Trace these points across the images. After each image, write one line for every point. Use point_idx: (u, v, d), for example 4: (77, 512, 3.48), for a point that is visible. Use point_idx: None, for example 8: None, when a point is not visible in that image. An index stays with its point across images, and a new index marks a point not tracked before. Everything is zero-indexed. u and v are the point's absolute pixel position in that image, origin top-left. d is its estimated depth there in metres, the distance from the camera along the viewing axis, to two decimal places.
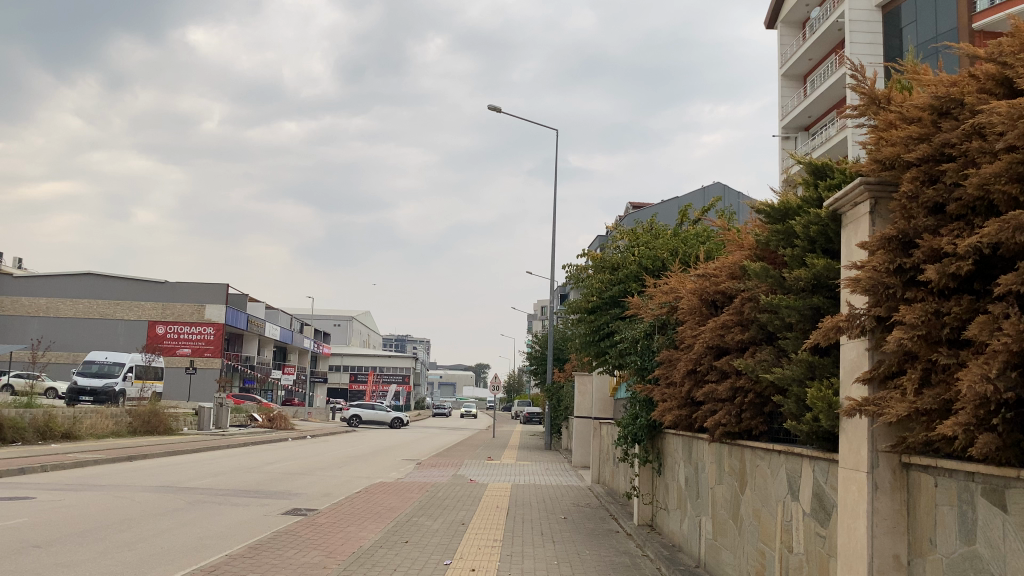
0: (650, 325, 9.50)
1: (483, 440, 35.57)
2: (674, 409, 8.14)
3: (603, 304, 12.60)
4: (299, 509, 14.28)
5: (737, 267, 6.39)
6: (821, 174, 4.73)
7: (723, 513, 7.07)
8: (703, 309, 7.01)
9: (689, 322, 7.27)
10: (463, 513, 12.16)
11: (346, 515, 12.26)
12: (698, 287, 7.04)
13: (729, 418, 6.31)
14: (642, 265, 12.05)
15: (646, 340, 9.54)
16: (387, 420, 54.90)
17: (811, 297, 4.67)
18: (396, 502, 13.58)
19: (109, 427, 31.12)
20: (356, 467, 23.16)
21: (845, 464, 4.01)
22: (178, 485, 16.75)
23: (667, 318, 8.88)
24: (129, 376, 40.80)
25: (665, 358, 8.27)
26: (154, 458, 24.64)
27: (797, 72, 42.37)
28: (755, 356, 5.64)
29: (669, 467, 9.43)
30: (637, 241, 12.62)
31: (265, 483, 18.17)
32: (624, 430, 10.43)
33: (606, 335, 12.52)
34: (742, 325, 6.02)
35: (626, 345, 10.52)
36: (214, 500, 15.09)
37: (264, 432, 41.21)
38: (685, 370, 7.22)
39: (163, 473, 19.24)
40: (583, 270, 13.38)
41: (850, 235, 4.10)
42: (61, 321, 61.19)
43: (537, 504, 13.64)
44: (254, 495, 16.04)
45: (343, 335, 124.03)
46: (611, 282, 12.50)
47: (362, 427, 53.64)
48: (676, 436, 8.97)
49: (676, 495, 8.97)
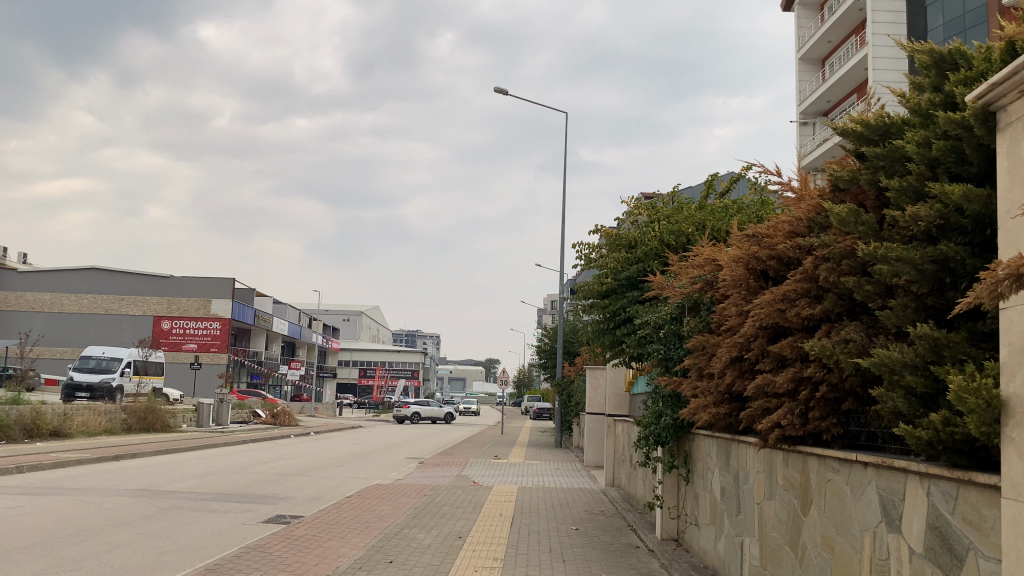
0: (679, 307, 8.05)
1: (492, 438, 34.26)
2: (709, 407, 6.74)
3: (619, 287, 11.09)
4: (282, 516, 12.95)
5: (800, 224, 4.92)
6: (948, 65, 3.32)
7: (774, 538, 5.65)
8: (749, 282, 5.59)
9: (732, 297, 5.82)
10: (461, 523, 10.76)
11: (328, 526, 10.86)
12: (743, 253, 5.59)
13: (790, 419, 4.83)
14: (665, 242, 10.60)
15: (674, 325, 8.10)
16: (442, 415, 53.88)
17: (935, 245, 3.25)
18: (388, 509, 12.27)
19: (102, 424, 30.02)
20: (354, 466, 21.88)
21: (1011, 494, 2.58)
22: (155, 488, 15.47)
23: (699, 297, 7.45)
24: (127, 371, 39.67)
25: (697, 344, 6.85)
26: (144, 457, 23.47)
27: (815, 55, 40.58)
28: (834, 336, 4.18)
29: (699, 474, 8.04)
30: (659, 216, 11.17)
31: (254, 485, 16.86)
32: (645, 430, 9.02)
33: (624, 322, 11.07)
34: (811, 295, 4.57)
35: (648, 333, 9.09)
36: (191, 506, 13.78)
37: (265, 428, 40.03)
38: (726, 358, 5.77)
39: (145, 474, 18.00)
40: (595, 250, 11.87)
41: (1014, 139, 2.67)
42: (65, 317, 60.33)
43: (545, 511, 12.22)
44: (237, 499, 14.73)
45: (352, 329, 122.84)
46: (629, 262, 11.02)
47: (422, 425, 52.52)
48: (709, 437, 7.60)
49: (709, 507, 7.58)
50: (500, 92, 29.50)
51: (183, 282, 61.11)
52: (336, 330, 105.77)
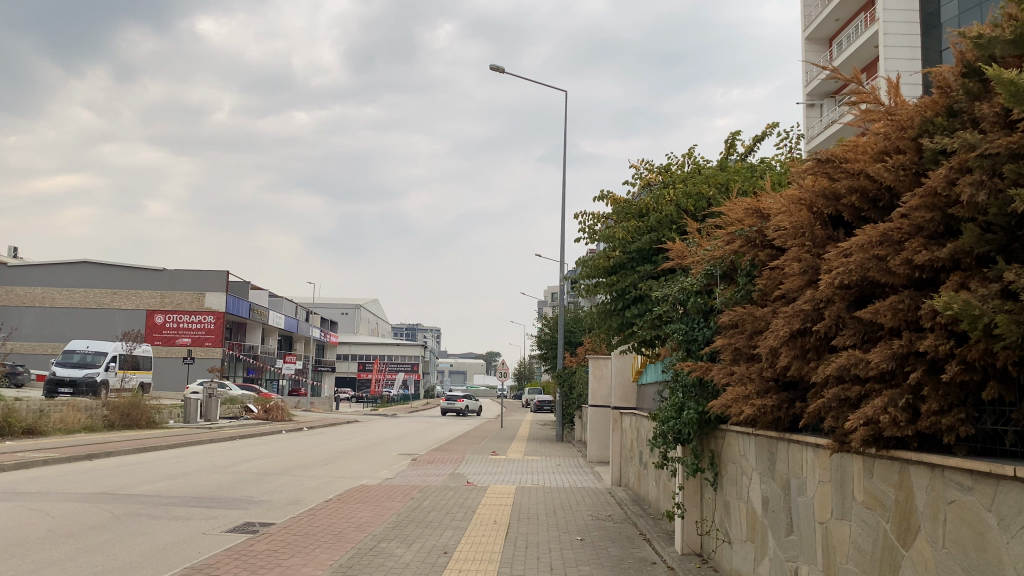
0: (707, 280, 6.65)
1: (490, 432, 32.85)
2: (752, 397, 5.34)
3: (628, 261, 9.60)
4: (251, 524, 11.51)
5: (899, 137, 3.49)
6: None
7: (848, 571, 4.23)
8: (815, 227, 4.18)
9: (789, 252, 4.38)
10: (448, 535, 9.32)
11: (295, 539, 9.41)
12: (812, 190, 4.17)
13: (892, 414, 3.37)
14: (681, 207, 9.17)
15: (700, 299, 6.66)
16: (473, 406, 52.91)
17: None
18: (369, 516, 10.88)
19: (81, 421, 28.60)
20: (343, 464, 20.48)
21: None
22: (117, 492, 14.02)
23: (732, 262, 6.02)
24: (112, 366, 38.29)
25: (736, 318, 5.42)
26: (119, 456, 22.02)
27: (822, 34, 39.01)
28: (983, 286, 2.76)
29: (730, 479, 6.64)
30: (674, 180, 9.68)
31: (228, 487, 15.43)
32: (661, 427, 7.57)
33: (636, 300, 9.62)
34: (930, 232, 3.15)
35: (667, 312, 7.70)
36: (150, 512, 12.31)
37: (257, 423, 38.66)
38: (783, 332, 4.32)
39: (112, 476, 16.56)
40: (598, 221, 10.33)
41: None
42: (55, 311, 58.94)
43: (544, 516, 10.80)
44: (204, 504, 13.26)
45: (351, 323, 121.26)
46: (640, 233, 9.53)
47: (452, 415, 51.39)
48: (746, 436, 6.19)
49: (746, 520, 6.17)
50: (496, 69, 27.97)
51: (177, 275, 59.61)
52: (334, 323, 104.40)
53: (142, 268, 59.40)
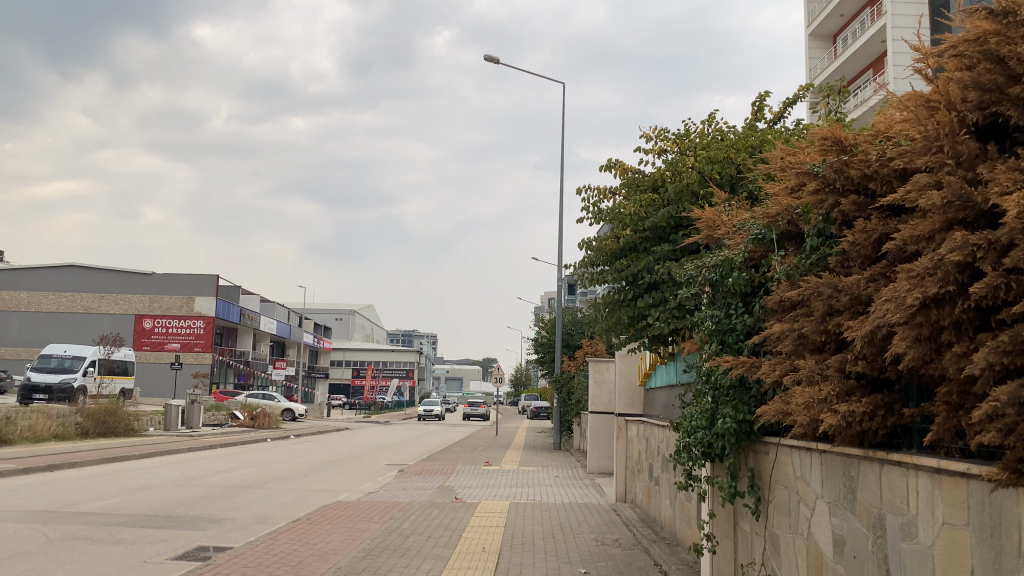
0: (751, 251, 5.19)
1: (485, 440, 31.35)
2: (829, 400, 3.86)
3: (642, 242, 8.12)
4: (204, 549, 10.00)
5: None
6: None
7: None
8: (962, 137, 2.73)
9: (915, 177, 2.93)
10: (425, 567, 7.81)
11: (243, 571, 7.88)
12: (960, 81, 2.72)
13: None
14: (703, 176, 7.70)
15: (743, 276, 5.19)
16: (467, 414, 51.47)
17: None
18: (337, 542, 9.35)
19: (52, 429, 26.99)
20: (323, 476, 18.96)
21: None
22: (62, 510, 12.47)
23: (790, 220, 4.52)
24: (91, 371, 36.65)
25: (809, 290, 3.95)
26: (85, 467, 20.40)
27: (826, 31, 37.64)
28: None
29: (781, 507, 5.13)
30: (693, 147, 8.20)
31: (191, 503, 13.89)
32: (689, 438, 6.07)
33: (651, 287, 8.13)
34: None
35: (693, 298, 6.25)
36: (91, 534, 10.75)
37: (242, 431, 37.03)
38: (909, 301, 2.85)
39: (65, 490, 15.00)
40: (605, 196, 8.84)
41: None
42: (39, 316, 57.24)
43: (540, 543, 9.23)
44: (157, 524, 11.72)
45: (345, 328, 119.56)
46: (655, 207, 8.05)
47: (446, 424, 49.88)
48: (807, 451, 4.71)
49: (808, 563, 4.68)
50: (491, 61, 26.62)
51: (165, 278, 58.00)
52: (328, 329, 102.75)
53: (130, 272, 57.83)
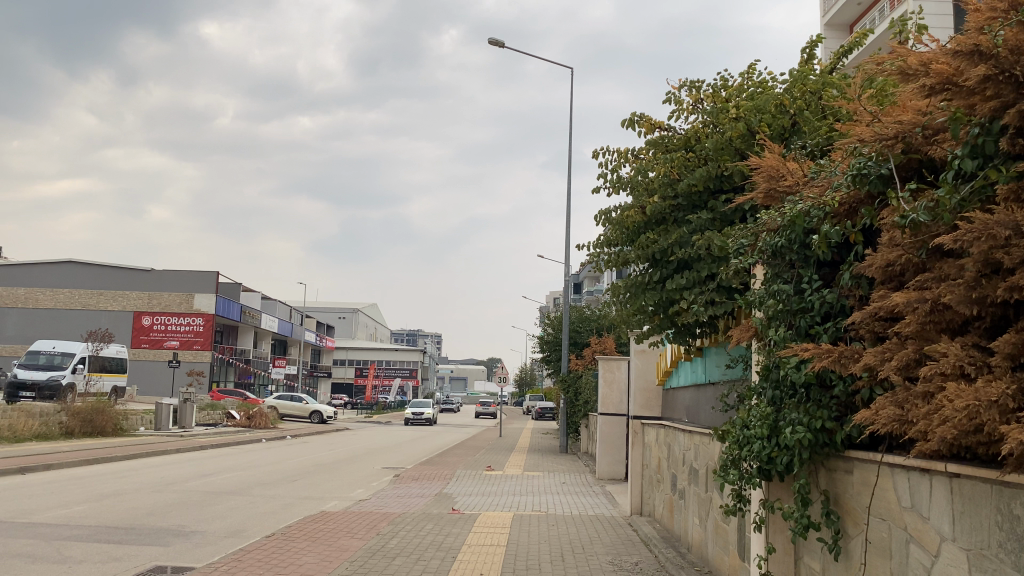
0: (839, 200, 3.87)
1: (488, 441, 30.06)
2: (997, 399, 2.52)
3: (672, 211, 6.81)
4: (163, 569, 8.71)
5: None
6: None
7: None
8: None
9: None
10: None
11: None
12: None
13: None
14: (751, 128, 6.35)
15: (832, 231, 3.86)
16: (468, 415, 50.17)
17: None
18: (312, 565, 8.06)
19: (34, 428, 25.71)
20: (312, 481, 17.63)
21: None
22: (14, 521, 11.15)
23: (912, 143, 3.18)
24: (81, 368, 35.38)
25: (973, 233, 2.58)
26: (60, 470, 19.10)
27: (842, 21, 36.02)
28: None
29: (878, 543, 3.78)
30: (734, 98, 6.83)
31: (162, 512, 12.57)
32: (744, 449, 4.72)
33: (682, 266, 6.74)
34: None
35: (745, 269, 4.91)
36: (36, 551, 9.41)
37: (236, 431, 35.71)
38: None
39: (27, 497, 13.69)
40: (625, 159, 7.51)
41: None
42: (36, 312, 56.04)
43: (548, 568, 7.86)
44: (118, 538, 10.42)
45: (348, 328, 118.36)
46: (689, 169, 6.73)
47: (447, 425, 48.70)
48: (926, 473, 3.37)
49: None
50: (495, 44, 25.17)
51: (165, 275, 56.74)
52: (331, 329, 101.45)
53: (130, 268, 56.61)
